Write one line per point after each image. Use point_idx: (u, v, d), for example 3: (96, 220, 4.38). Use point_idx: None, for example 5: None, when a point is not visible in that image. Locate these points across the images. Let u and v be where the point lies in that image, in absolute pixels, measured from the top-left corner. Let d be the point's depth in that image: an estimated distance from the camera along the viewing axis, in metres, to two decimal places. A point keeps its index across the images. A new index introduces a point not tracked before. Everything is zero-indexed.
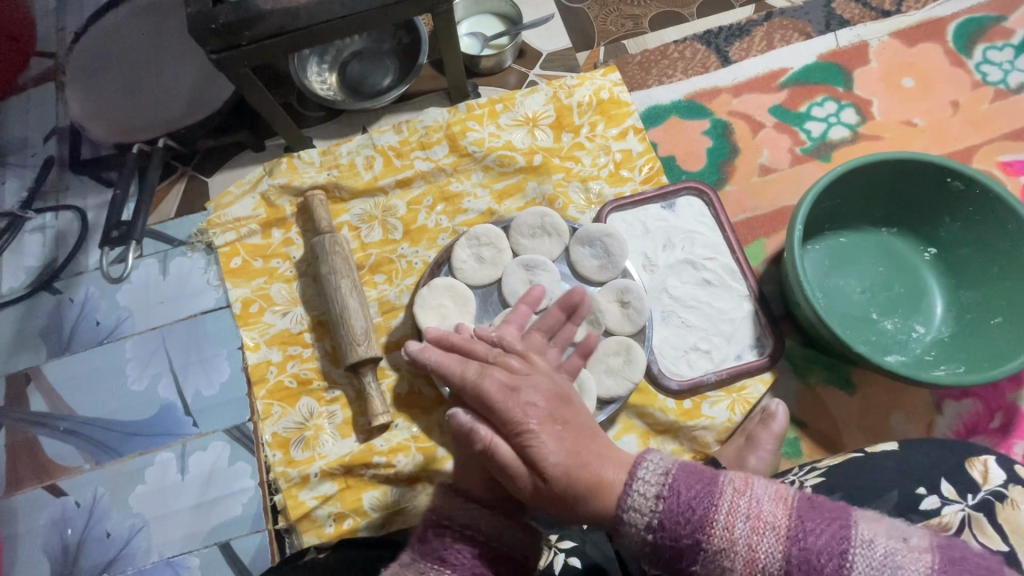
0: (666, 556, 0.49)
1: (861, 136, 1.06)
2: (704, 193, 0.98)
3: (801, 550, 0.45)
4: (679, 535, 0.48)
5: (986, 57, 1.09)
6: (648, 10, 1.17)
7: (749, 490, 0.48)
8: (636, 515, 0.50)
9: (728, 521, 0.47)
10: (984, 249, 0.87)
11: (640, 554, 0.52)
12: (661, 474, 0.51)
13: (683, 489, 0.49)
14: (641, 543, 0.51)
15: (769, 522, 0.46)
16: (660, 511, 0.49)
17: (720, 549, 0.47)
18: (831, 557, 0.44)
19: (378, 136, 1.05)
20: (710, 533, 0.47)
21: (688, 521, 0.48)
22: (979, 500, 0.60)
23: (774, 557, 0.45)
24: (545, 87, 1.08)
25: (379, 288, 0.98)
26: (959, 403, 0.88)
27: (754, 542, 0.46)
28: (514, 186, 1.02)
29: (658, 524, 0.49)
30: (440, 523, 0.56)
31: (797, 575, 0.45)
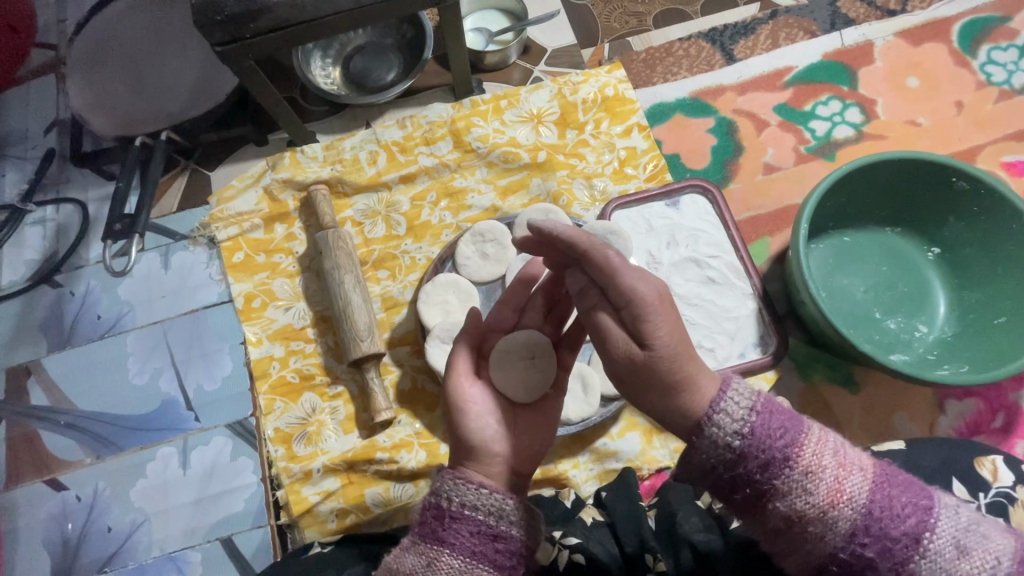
0: (745, 471, 0.51)
1: (865, 136, 1.06)
2: (708, 191, 0.98)
3: (886, 495, 0.50)
4: (766, 452, 0.51)
5: (991, 57, 1.09)
6: (653, 8, 1.17)
7: (833, 438, 0.53)
8: (726, 423, 0.51)
9: (819, 450, 0.51)
10: (989, 249, 0.87)
11: (708, 461, 0.52)
12: (753, 394, 0.53)
13: (775, 415, 0.52)
14: (718, 450, 0.51)
15: (855, 466, 0.51)
16: (752, 423, 0.51)
17: (806, 472, 0.50)
18: (914, 510, 0.50)
19: (382, 131, 1.05)
20: (801, 456, 0.51)
21: (781, 440, 0.51)
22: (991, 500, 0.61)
23: (860, 493, 0.50)
24: (550, 83, 1.07)
25: (382, 284, 0.98)
26: (962, 403, 0.88)
27: (842, 478, 0.51)
28: (518, 183, 1.02)
29: (746, 435, 0.51)
30: (437, 504, 0.55)
31: (875, 513, 0.50)
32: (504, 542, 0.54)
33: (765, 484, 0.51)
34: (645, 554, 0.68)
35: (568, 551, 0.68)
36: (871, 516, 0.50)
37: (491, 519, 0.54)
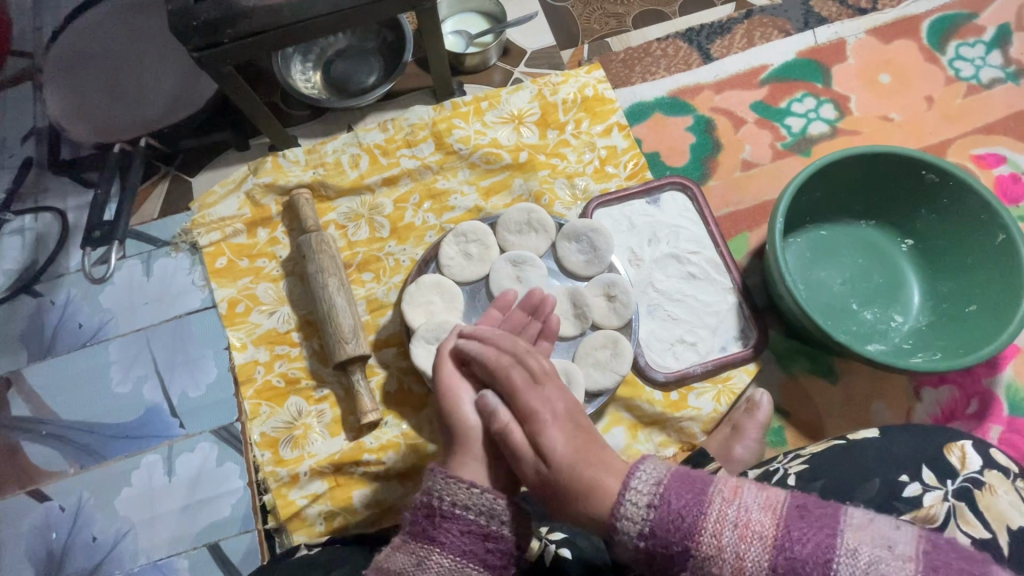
0: (663, 566, 0.51)
1: (840, 131, 1.08)
2: (688, 187, 1.00)
3: (788, 559, 0.45)
4: (670, 545, 0.49)
5: (959, 53, 1.12)
6: (631, 9, 1.19)
7: (734, 501, 0.49)
8: (628, 523, 0.52)
9: (716, 529, 0.48)
10: (958, 239, 0.89)
11: (632, 559, 0.54)
12: (653, 483, 0.52)
13: (673, 499, 0.51)
14: (632, 544, 0.52)
15: (758, 530, 0.47)
16: (650, 519, 0.51)
17: (708, 557, 0.48)
18: (817, 573, 0.44)
19: (364, 134, 1.05)
20: (698, 541, 0.48)
21: (678, 529, 0.49)
22: (959, 487, 0.62)
23: (760, 565, 0.46)
24: (530, 85, 1.08)
25: (367, 286, 0.98)
26: (937, 390, 0.90)
27: (742, 554, 0.47)
28: (500, 183, 1.03)
29: (647, 532, 0.51)
30: (428, 503, 0.58)
31: None
32: (495, 543, 0.56)
33: (684, 574, 0.50)
34: None
35: (553, 545, 0.70)
36: None
37: (481, 519, 0.57)
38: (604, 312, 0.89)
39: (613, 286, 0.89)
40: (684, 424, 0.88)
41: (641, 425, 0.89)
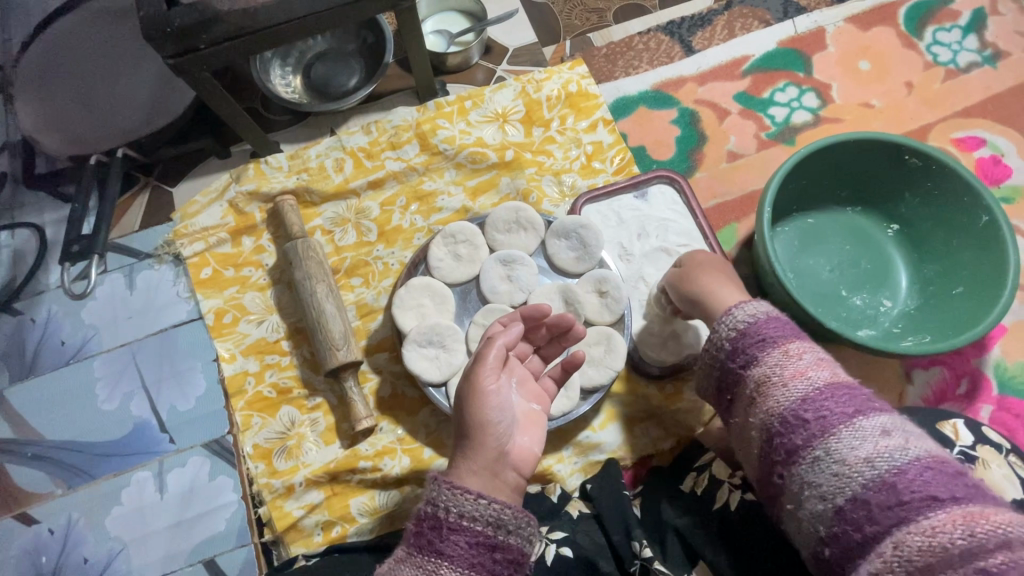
0: (736, 356, 0.63)
1: (823, 119, 1.09)
2: (675, 180, 1.01)
3: (843, 388, 0.56)
4: (758, 333, 0.62)
5: (936, 38, 1.13)
6: (612, 4, 1.19)
7: (827, 357, 0.61)
8: (738, 313, 0.65)
9: (803, 348, 0.60)
10: (943, 222, 0.90)
11: (713, 347, 0.66)
12: (770, 309, 0.65)
13: (779, 322, 0.64)
14: (723, 331, 0.65)
15: (832, 370, 0.59)
16: (758, 317, 0.64)
17: (785, 353, 0.60)
18: (857, 403, 0.55)
19: (347, 138, 1.04)
20: (780, 344, 0.61)
21: (773, 330, 0.62)
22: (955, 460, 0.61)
23: (819, 379, 0.57)
24: (513, 82, 1.07)
25: (356, 291, 0.98)
26: (928, 372, 0.91)
27: (811, 369, 0.58)
28: (487, 183, 1.03)
29: (750, 321, 0.64)
30: (434, 515, 0.55)
31: (826, 398, 0.56)
32: (502, 553, 0.54)
33: (749, 358, 0.62)
34: (631, 542, 0.68)
35: (554, 546, 0.70)
36: (820, 396, 0.56)
37: (489, 530, 0.55)
38: (596, 308, 0.89)
39: (607, 282, 0.89)
40: (681, 418, 0.88)
41: (637, 420, 0.89)
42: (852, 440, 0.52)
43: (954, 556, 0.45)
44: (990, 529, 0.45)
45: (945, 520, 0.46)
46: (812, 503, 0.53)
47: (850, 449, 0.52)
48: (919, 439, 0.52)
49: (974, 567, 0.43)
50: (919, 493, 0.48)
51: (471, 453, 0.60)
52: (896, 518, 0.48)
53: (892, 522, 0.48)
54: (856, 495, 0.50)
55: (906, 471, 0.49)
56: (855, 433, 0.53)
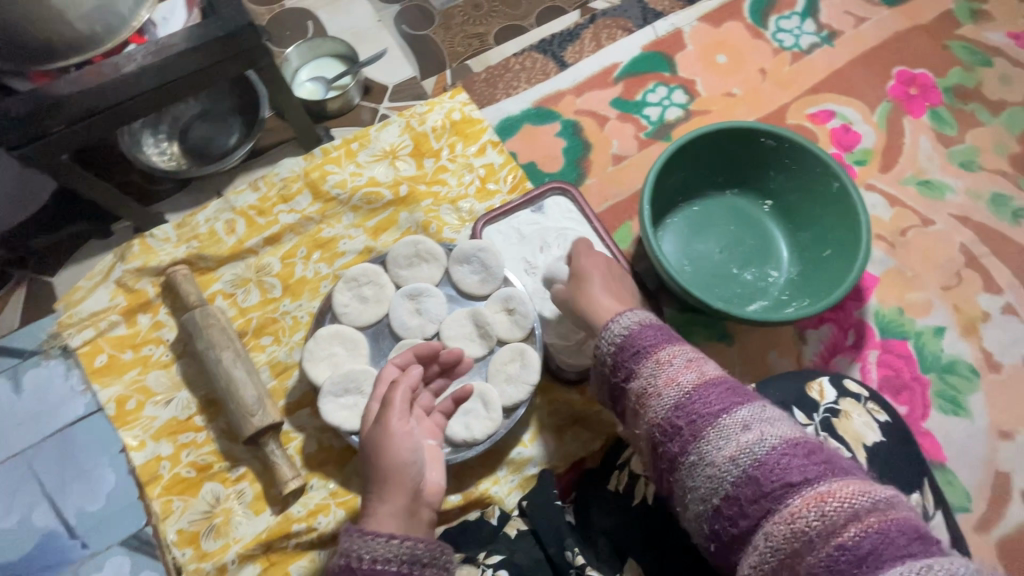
0: (617, 372, 0.65)
1: (693, 113, 1.16)
2: (567, 191, 1.05)
3: (709, 386, 0.58)
4: (633, 346, 0.65)
5: (779, 26, 1.24)
6: (491, 27, 1.23)
7: (700, 354, 0.63)
8: (613, 328, 0.68)
9: (672, 353, 0.62)
10: (806, 193, 0.98)
11: (600, 362, 0.68)
12: (641, 317, 0.67)
13: (651, 330, 0.66)
14: (604, 347, 0.68)
15: (702, 368, 0.60)
16: (633, 330, 0.66)
17: (656, 362, 0.62)
18: (721, 399, 0.56)
19: (235, 197, 1.02)
20: (653, 354, 0.63)
21: (644, 341, 0.65)
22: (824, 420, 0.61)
23: (688, 381, 0.59)
24: (397, 119, 1.09)
25: (268, 350, 0.96)
26: (819, 330, 0.98)
27: (680, 372, 0.60)
28: (387, 221, 1.03)
29: (624, 334, 0.66)
30: (348, 564, 0.56)
31: (693, 397, 0.58)
32: None
33: (627, 372, 0.64)
34: (564, 551, 0.70)
35: (492, 568, 0.69)
36: (688, 399, 0.58)
37: (404, 567, 0.56)
38: (507, 326, 0.91)
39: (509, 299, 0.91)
40: (605, 416, 0.91)
41: (565, 427, 0.91)
42: (717, 440, 0.54)
43: (814, 538, 0.46)
44: (839, 504, 0.47)
45: (801, 505, 0.48)
46: (695, 505, 0.54)
47: (716, 449, 0.54)
48: (779, 425, 0.54)
49: (832, 545, 0.45)
50: (779, 481, 0.50)
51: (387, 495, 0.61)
52: (763, 509, 0.50)
53: (760, 514, 0.50)
54: (728, 493, 0.52)
55: (767, 462, 0.51)
56: (719, 432, 0.54)
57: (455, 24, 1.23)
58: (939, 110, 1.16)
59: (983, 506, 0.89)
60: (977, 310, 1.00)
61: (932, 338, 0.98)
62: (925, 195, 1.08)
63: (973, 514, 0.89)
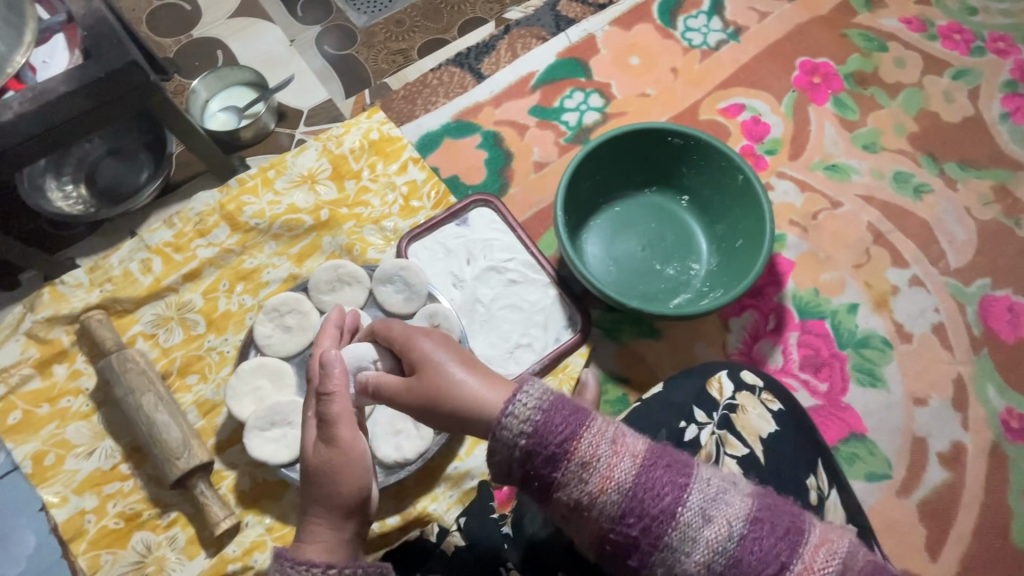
0: (535, 474, 0.53)
1: (610, 116, 1.19)
2: (490, 202, 1.06)
3: (651, 477, 0.50)
4: (546, 446, 0.52)
5: (688, 26, 1.28)
6: (415, 42, 1.25)
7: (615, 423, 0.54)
8: (514, 421, 0.53)
9: (595, 440, 0.52)
10: (717, 187, 1.01)
11: (506, 467, 0.54)
12: (538, 395, 0.54)
13: (557, 412, 0.53)
14: (509, 451, 0.53)
15: (630, 450, 0.52)
16: (537, 419, 0.53)
17: (582, 459, 0.51)
18: (668, 489, 0.50)
19: (150, 236, 0.99)
20: (573, 451, 0.51)
21: (557, 434, 0.52)
22: (721, 419, 0.61)
23: (627, 476, 0.50)
24: (314, 143, 1.08)
25: (194, 390, 0.94)
26: (741, 317, 1.02)
27: (612, 465, 0.51)
28: (310, 247, 1.02)
29: (530, 430, 0.52)
30: None
31: (640, 496, 0.50)
32: None
33: (549, 478, 0.52)
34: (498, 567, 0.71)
35: None
36: (633, 498, 0.50)
37: None
38: None
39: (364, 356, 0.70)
40: None
41: None
42: (686, 543, 0.49)
43: None
44: None
45: None
46: None
47: (687, 555, 0.49)
48: (733, 501, 0.50)
49: None
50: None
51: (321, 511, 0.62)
52: None
53: None
54: None
55: (744, 558, 0.48)
56: (684, 534, 0.49)
57: (378, 42, 1.24)
58: (842, 96, 1.21)
59: (902, 472, 0.93)
60: (886, 285, 1.05)
61: (846, 315, 1.03)
62: (833, 179, 1.13)
63: (894, 480, 0.93)
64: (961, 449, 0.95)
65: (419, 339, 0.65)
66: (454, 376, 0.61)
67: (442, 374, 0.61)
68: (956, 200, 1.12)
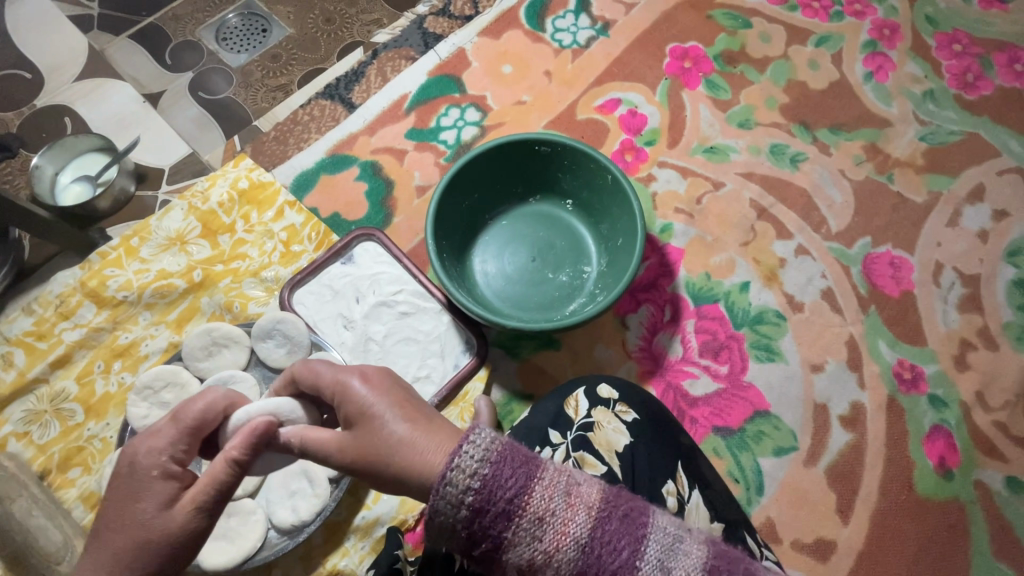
0: (482, 536, 0.48)
1: (488, 129, 1.18)
2: (373, 235, 1.02)
3: (608, 528, 0.47)
4: (494, 503, 0.47)
5: (556, 26, 1.26)
6: (294, 76, 1.23)
7: (570, 471, 0.50)
8: (459, 476, 0.48)
9: (548, 491, 0.47)
10: (594, 188, 1.01)
11: (449, 529, 0.49)
12: (488, 446, 0.49)
13: (507, 464, 0.48)
14: (453, 510, 0.48)
15: (587, 501, 0.48)
16: (484, 473, 0.48)
17: (534, 513, 0.47)
18: (625, 541, 0.47)
19: (8, 327, 0.94)
20: (525, 507, 0.47)
21: (507, 489, 0.47)
22: (575, 438, 0.62)
23: (583, 530, 0.47)
24: (178, 202, 1.04)
25: (79, 483, 0.88)
26: (638, 313, 1.02)
27: (568, 520, 0.47)
28: (188, 311, 0.98)
29: (477, 486, 0.48)
30: None
31: (595, 551, 0.46)
32: None
33: (497, 537, 0.47)
34: None
35: None
36: (590, 554, 0.46)
37: None
38: None
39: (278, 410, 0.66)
40: None
41: None
42: None
43: None
44: None
45: None
46: None
47: None
48: (690, 549, 0.47)
49: None
50: None
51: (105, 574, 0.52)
52: None
53: None
54: None
55: None
56: None
57: (255, 80, 1.22)
58: (713, 77, 1.23)
59: (807, 441, 0.96)
60: (774, 258, 1.07)
61: (739, 294, 1.04)
62: (712, 161, 1.15)
63: (801, 450, 0.95)
64: (860, 409, 0.98)
65: (352, 383, 0.60)
66: (394, 428, 0.57)
67: (380, 426, 0.57)
68: (830, 164, 1.15)
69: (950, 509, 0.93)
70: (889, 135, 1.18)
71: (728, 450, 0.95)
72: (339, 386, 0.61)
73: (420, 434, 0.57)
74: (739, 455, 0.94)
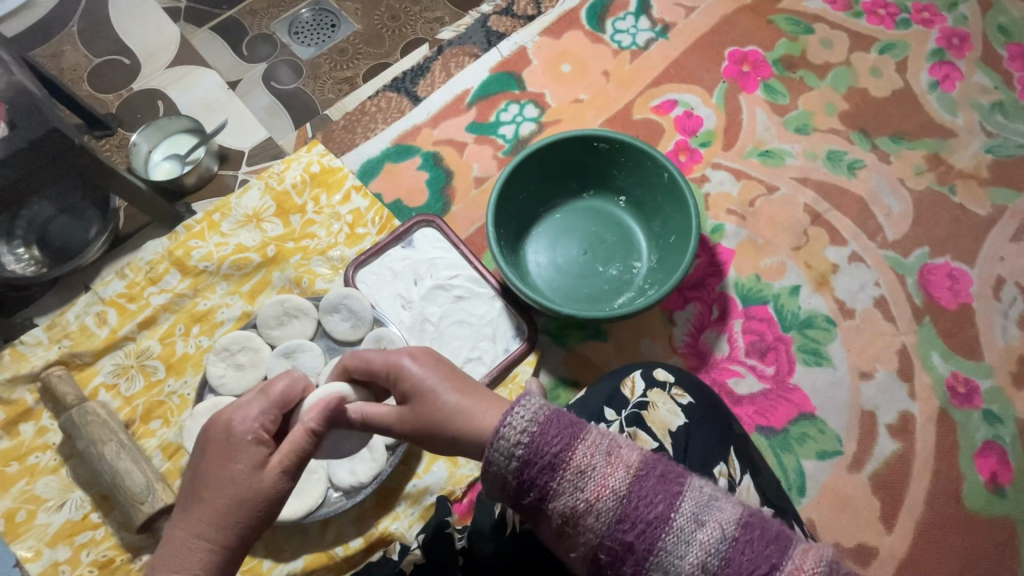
0: (529, 486, 0.52)
1: (545, 125, 1.22)
2: (432, 222, 1.08)
3: (645, 484, 0.50)
4: (541, 457, 0.52)
5: (616, 28, 1.29)
6: (359, 70, 1.30)
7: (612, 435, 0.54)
8: (511, 432, 0.53)
9: (590, 449, 0.52)
10: (649, 186, 1.04)
11: (500, 479, 0.54)
12: (536, 410, 0.54)
13: (553, 424, 0.53)
14: (505, 462, 0.53)
15: (625, 459, 0.51)
16: (533, 431, 0.53)
17: (576, 467, 0.51)
18: (660, 495, 0.49)
19: (103, 289, 1.03)
20: (568, 461, 0.51)
21: (552, 445, 0.52)
22: (629, 416, 0.65)
23: (621, 484, 0.50)
24: (256, 182, 1.11)
25: (158, 434, 0.97)
26: (685, 310, 1.04)
27: (608, 474, 0.51)
28: (260, 283, 1.05)
29: (525, 443, 0.53)
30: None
31: (632, 503, 0.49)
32: None
33: (543, 488, 0.52)
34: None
35: None
36: (626, 505, 0.49)
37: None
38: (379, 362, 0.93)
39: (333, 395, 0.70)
40: None
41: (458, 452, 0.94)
42: (679, 548, 0.48)
43: None
44: None
45: None
46: None
47: (681, 558, 0.48)
48: (724, 507, 0.49)
49: None
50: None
51: (204, 514, 0.57)
52: None
53: None
54: None
55: (733, 560, 0.47)
56: (676, 538, 0.48)
57: (323, 73, 1.29)
58: (771, 82, 1.23)
59: (852, 447, 0.96)
60: (826, 264, 1.07)
61: (789, 298, 1.05)
62: (767, 164, 1.15)
63: (845, 455, 0.95)
64: (909, 418, 0.97)
65: (403, 361, 0.65)
66: (446, 400, 0.62)
67: (433, 401, 0.62)
68: (888, 173, 1.14)
69: (999, 527, 0.92)
70: (953, 146, 1.16)
71: (771, 449, 0.96)
72: (392, 366, 0.66)
73: (469, 402, 0.62)
74: (782, 455, 0.95)
